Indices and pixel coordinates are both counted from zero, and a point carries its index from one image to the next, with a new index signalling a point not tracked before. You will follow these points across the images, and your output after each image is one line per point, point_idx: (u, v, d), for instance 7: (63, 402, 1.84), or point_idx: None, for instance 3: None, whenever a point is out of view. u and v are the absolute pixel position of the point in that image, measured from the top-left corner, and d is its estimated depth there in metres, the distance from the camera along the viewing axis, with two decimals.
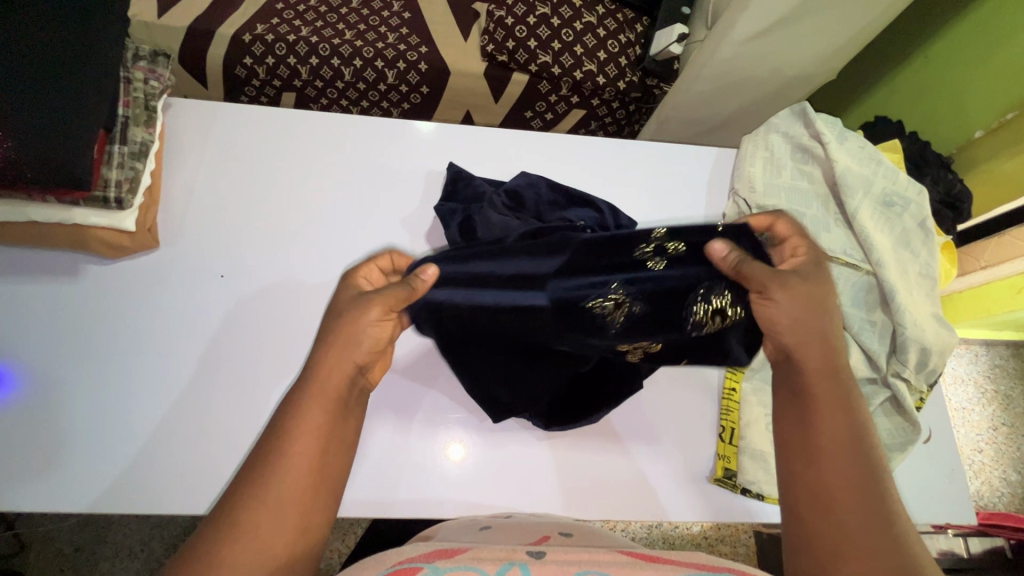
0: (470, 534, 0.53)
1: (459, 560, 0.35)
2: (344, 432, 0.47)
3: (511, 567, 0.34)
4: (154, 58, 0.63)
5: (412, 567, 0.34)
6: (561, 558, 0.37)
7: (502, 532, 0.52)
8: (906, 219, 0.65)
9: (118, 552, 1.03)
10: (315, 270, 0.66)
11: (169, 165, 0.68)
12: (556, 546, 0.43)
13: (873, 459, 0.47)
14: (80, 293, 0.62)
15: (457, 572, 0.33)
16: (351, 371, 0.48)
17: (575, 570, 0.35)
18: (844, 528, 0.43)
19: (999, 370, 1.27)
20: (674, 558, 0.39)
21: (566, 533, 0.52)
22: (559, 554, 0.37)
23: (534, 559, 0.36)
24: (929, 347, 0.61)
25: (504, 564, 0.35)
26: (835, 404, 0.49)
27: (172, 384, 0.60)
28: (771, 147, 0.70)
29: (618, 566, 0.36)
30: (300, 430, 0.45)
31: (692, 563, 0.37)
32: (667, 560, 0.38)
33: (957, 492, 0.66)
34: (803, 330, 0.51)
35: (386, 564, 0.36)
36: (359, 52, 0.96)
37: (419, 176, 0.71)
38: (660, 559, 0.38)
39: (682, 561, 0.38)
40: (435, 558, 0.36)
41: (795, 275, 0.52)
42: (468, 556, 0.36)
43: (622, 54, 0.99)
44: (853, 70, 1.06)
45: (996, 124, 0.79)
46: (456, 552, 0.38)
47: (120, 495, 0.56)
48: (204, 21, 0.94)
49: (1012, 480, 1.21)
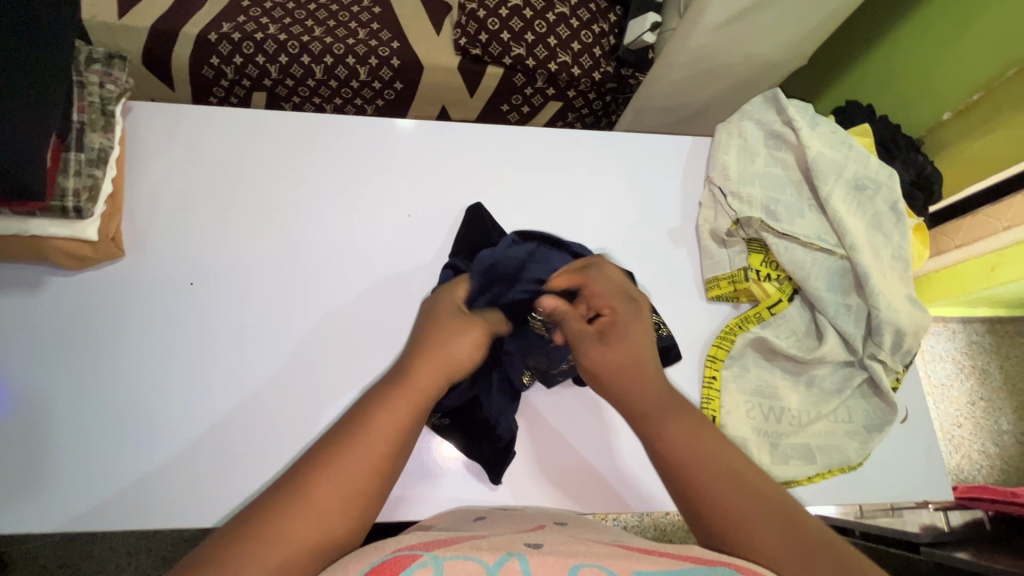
0: (466, 524, 0.52)
1: (458, 550, 0.34)
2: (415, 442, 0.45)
3: (510, 557, 0.34)
4: (109, 61, 0.61)
5: (410, 555, 0.33)
6: (559, 550, 0.36)
7: (497, 521, 0.51)
8: (878, 203, 0.66)
9: (105, 566, 1.01)
10: (284, 276, 0.64)
11: (132, 173, 0.66)
12: (557, 538, 0.41)
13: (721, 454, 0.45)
14: (43, 305, 0.60)
15: (456, 561, 0.33)
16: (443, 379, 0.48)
17: (571, 560, 0.34)
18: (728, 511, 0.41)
19: (976, 346, 1.30)
20: (668, 550, 0.38)
21: (561, 523, 0.51)
22: (557, 547, 0.37)
23: (530, 549, 0.35)
24: (904, 328, 0.62)
25: (503, 555, 0.34)
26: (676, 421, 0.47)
27: (133, 399, 0.58)
28: (744, 134, 0.70)
29: (616, 559, 0.35)
30: (384, 415, 0.43)
31: (687, 555, 0.36)
32: (662, 552, 0.37)
33: (938, 469, 0.66)
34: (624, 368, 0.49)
35: (384, 550, 0.34)
36: (329, 49, 0.94)
37: (392, 176, 0.70)
38: (655, 552, 0.37)
39: (675, 554, 0.37)
40: (433, 547, 0.35)
41: (601, 338, 0.50)
42: (465, 546, 0.35)
43: (596, 45, 0.97)
44: (824, 54, 1.06)
45: (963, 105, 0.81)
46: (450, 542, 0.37)
47: (80, 513, 0.55)
48: (167, 20, 0.91)
49: (991, 452, 1.25)
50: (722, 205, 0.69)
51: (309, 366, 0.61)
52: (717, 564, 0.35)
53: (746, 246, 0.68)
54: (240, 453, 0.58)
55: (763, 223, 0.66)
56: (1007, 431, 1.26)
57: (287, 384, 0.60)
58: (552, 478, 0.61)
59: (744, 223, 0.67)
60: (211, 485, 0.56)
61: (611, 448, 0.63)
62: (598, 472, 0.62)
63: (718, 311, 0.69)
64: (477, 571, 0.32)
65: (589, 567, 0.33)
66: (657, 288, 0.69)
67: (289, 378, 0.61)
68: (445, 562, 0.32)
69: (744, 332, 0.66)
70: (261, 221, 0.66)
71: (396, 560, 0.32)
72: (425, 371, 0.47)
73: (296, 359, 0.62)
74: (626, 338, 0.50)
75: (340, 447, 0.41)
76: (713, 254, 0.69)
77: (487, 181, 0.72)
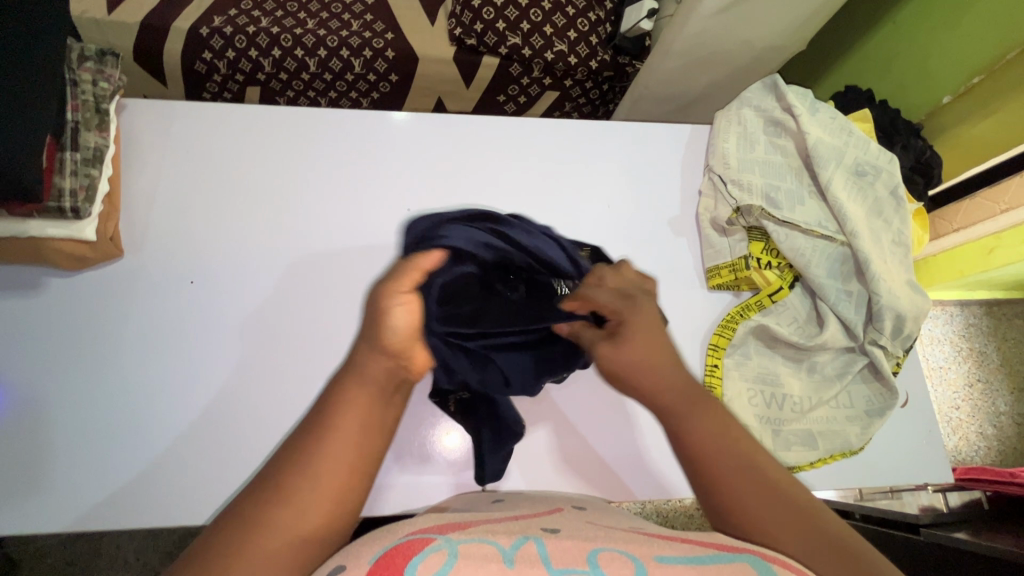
0: (484, 506, 0.51)
1: (472, 533, 0.35)
2: (382, 429, 0.41)
3: (526, 541, 0.34)
4: (101, 58, 0.60)
5: (425, 538, 0.33)
6: (576, 534, 0.36)
7: (516, 501, 0.51)
8: (878, 188, 0.66)
9: (113, 563, 1.02)
10: (283, 270, 0.64)
11: (128, 171, 0.65)
12: (570, 523, 0.42)
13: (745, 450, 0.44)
14: (43, 306, 0.60)
15: (471, 544, 0.33)
16: (394, 365, 0.42)
17: (591, 545, 0.34)
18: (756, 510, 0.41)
19: (974, 329, 1.30)
20: (692, 536, 0.38)
21: (581, 506, 0.49)
22: (574, 531, 0.37)
23: (546, 533, 0.36)
24: (904, 313, 0.62)
25: (518, 538, 0.34)
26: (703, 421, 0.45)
27: (135, 398, 0.58)
28: (743, 121, 0.70)
29: (633, 544, 0.35)
30: (345, 410, 0.40)
31: (711, 542, 0.37)
32: (683, 538, 0.37)
33: (940, 450, 0.67)
34: (650, 370, 0.46)
35: (398, 533, 0.35)
36: (323, 41, 0.93)
37: (390, 169, 0.70)
38: (677, 539, 0.38)
39: (699, 541, 0.37)
40: (447, 530, 0.35)
41: (608, 339, 0.48)
42: (479, 529, 0.36)
43: (593, 33, 0.96)
44: (823, 38, 1.06)
45: (964, 88, 0.80)
46: (466, 525, 0.37)
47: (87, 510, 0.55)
48: (157, 15, 0.90)
49: (988, 433, 1.26)
50: (720, 193, 0.69)
51: (312, 361, 0.61)
52: (743, 552, 0.35)
53: (746, 235, 0.68)
54: (244, 447, 0.58)
55: (764, 211, 0.65)
56: (1004, 412, 1.27)
57: (288, 379, 0.61)
58: (555, 467, 0.61)
59: (745, 211, 0.67)
60: (220, 480, 0.57)
61: (613, 435, 0.63)
62: (607, 458, 0.62)
63: (719, 300, 0.69)
64: (494, 555, 0.32)
65: (609, 552, 0.33)
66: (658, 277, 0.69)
67: (292, 373, 0.61)
68: (459, 545, 0.32)
69: (745, 320, 0.66)
70: (261, 217, 0.66)
71: (409, 544, 0.32)
72: (375, 362, 0.42)
73: (299, 354, 0.62)
74: (640, 338, 0.47)
75: (307, 448, 0.39)
76: (713, 242, 0.69)
77: (486, 172, 0.71)
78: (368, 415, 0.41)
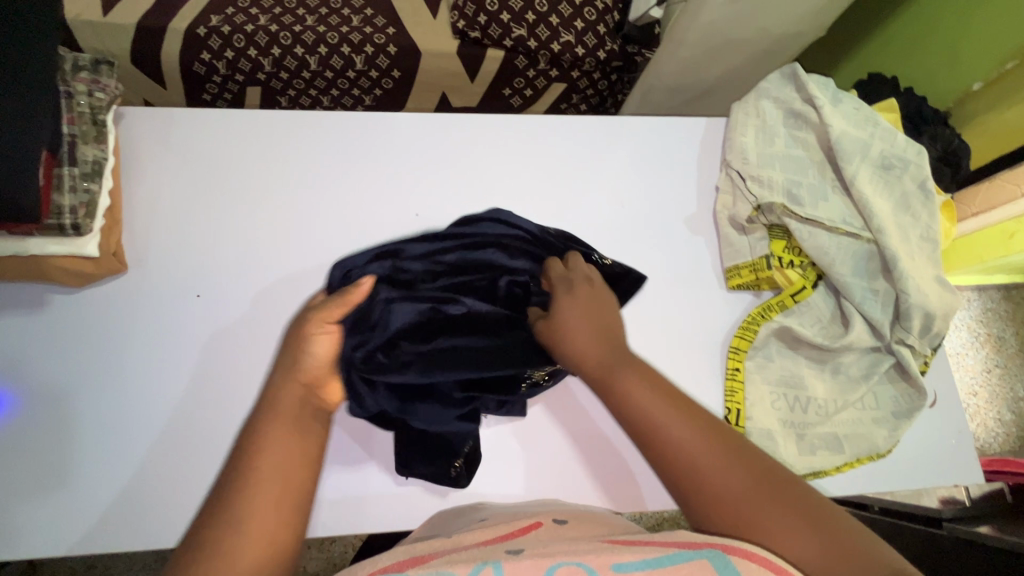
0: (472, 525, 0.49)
1: (432, 566, 0.33)
2: (305, 454, 0.43)
3: (485, 566, 0.32)
4: (96, 67, 0.58)
5: None
6: (540, 551, 0.34)
7: (492, 520, 0.48)
8: (906, 182, 0.63)
9: (131, 565, 1.02)
10: (284, 277, 0.63)
11: (128, 180, 0.64)
12: (558, 540, 0.40)
13: (700, 416, 0.42)
14: (44, 324, 0.59)
15: None
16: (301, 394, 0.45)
17: (547, 561, 0.33)
18: (725, 492, 0.39)
19: (992, 313, 1.27)
20: (652, 538, 0.37)
21: (561, 520, 0.45)
22: (538, 548, 0.35)
23: (508, 555, 0.34)
24: (933, 312, 0.60)
25: (478, 564, 0.32)
26: (654, 399, 0.43)
27: (139, 417, 0.57)
28: (762, 114, 0.67)
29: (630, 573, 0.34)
30: (267, 439, 0.42)
31: (675, 541, 0.35)
32: (647, 542, 0.36)
33: (962, 450, 0.65)
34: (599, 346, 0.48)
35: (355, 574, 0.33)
36: (323, 38, 0.91)
37: (389, 170, 0.68)
38: (639, 542, 0.36)
39: (661, 541, 0.36)
40: (407, 566, 0.34)
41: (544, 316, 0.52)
42: (440, 561, 0.34)
43: (601, 22, 0.94)
44: (846, 19, 1.01)
45: (996, 74, 0.76)
46: (429, 557, 0.35)
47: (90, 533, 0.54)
48: (153, 15, 0.88)
49: (1007, 420, 1.23)
50: (739, 190, 0.67)
51: None
52: (703, 547, 0.34)
53: (767, 232, 0.66)
54: None
55: (785, 208, 0.63)
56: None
57: None
58: (572, 477, 0.59)
59: (765, 209, 0.64)
60: None
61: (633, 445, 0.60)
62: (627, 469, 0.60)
63: (738, 300, 0.67)
64: None
65: (568, 566, 0.32)
66: (671, 277, 0.67)
67: None
68: None
69: (767, 321, 0.64)
70: (262, 224, 0.64)
71: None
72: (289, 393, 0.45)
73: None
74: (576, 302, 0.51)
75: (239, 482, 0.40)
76: (732, 241, 0.67)
77: (491, 171, 0.69)
78: (290, 443, 0.42)
